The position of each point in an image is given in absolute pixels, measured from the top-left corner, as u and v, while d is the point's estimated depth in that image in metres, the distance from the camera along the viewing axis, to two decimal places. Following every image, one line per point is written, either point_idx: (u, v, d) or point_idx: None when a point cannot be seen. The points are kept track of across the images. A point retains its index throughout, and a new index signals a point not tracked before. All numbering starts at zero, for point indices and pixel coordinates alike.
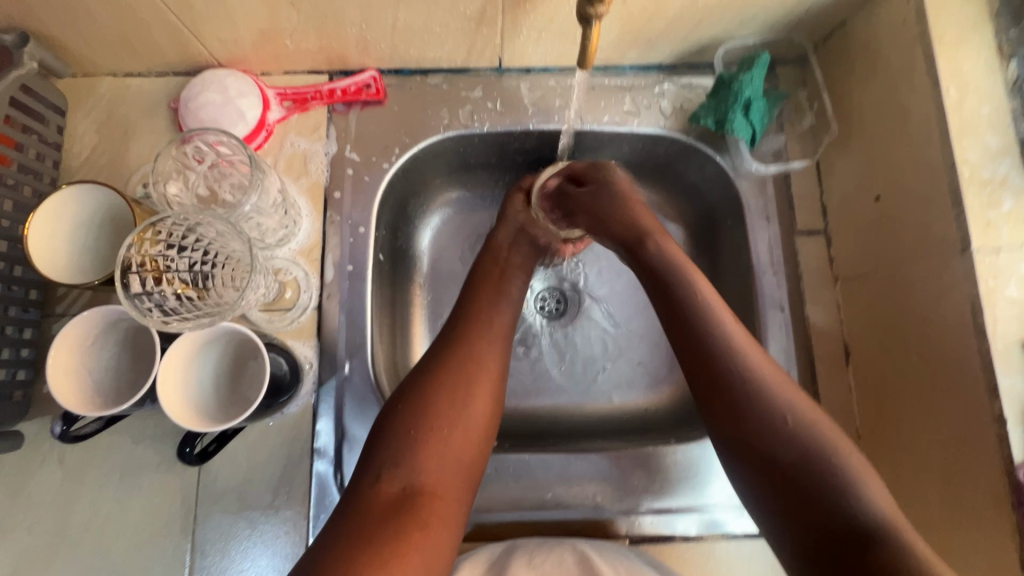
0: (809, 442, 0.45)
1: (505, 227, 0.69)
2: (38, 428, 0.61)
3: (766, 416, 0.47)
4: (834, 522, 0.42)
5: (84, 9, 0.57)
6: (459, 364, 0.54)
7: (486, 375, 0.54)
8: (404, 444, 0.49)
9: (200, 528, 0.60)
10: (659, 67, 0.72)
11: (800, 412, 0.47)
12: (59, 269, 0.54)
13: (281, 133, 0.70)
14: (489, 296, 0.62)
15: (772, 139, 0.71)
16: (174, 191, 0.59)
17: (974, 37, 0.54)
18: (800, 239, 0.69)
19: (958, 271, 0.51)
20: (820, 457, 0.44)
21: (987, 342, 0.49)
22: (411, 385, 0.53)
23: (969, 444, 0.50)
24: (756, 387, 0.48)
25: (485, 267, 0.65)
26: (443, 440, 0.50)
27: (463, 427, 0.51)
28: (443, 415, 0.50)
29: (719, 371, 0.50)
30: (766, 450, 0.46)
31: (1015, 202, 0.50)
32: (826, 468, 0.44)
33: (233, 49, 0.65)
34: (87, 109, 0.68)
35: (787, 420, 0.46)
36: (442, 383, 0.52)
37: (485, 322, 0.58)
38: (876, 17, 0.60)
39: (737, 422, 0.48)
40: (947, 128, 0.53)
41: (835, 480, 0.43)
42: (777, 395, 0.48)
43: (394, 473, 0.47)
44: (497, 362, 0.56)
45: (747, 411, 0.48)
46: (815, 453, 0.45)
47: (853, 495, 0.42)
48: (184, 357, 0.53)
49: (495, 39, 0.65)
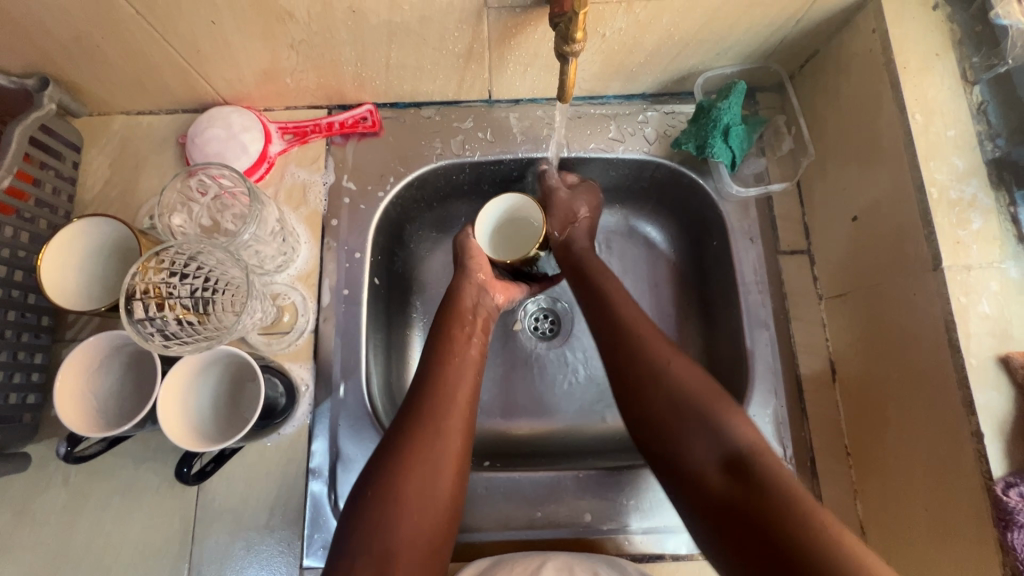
0: (691, 386, 0.54)
1: (467, 284, 0.68)
2: (44, 450, 0.63)
3: (648, 371, 0.56)
4: (708, 445, 0.51)
5: (100, 55, 0.61)
6: (426, 448, 0.54)
7: (451, 453, 0.55)
8: (377, 530, 0.49)
9: (198, 549, 0.62)
10: (642, 96, 0.75)
11: (686, 362, 0.57)
12: (58, 287, 0.57)
13: (282, 165, 0.73)
14: (454, 367, 0.61)
15: (752, 162, 0.73)
16: (178, 221, 0.62)
17: (936, 64, 0.56)
18: (784, 258, 0.71)
19: (931, 288, 0.52)
20: (700, 394, 0.54)
21: (962, 358, 0.50)
22: (374, 468, 0.53)
23: (951, 477, 0.51)
24: (653, 353, 0.57)
25: (450, 333, 0.64)
26: (413, 525, 0.50)
27: (432, 513, 0.52)
28: (411, 502, 0.51)
29: (635, 346, 0.58)
30: (656, 397, 0.55)
31: (983, 222, 0.52)
32: (703, 402, 0.53)
33: (238, 87, 0.69)
34: (100, 146, 0.73)
35: (673, 373, 0.56)
36: (408, 469, 0.52)
37: (451, 399, 0.58)
38: (845, 46, 0.63)
39: (634, 379, 0.57)
40: (915, 151, 0.55)
41: (707, 411, 0.52)
42: (666, 354, 0.57)
43: (366, 561, 0.48)
44: (462, 438, 0.56)
45: (642, 367, 0.57)
46: (693, 393, 0.54)
47: (724, 418, 0.52)
48: (181, 382, 0.55)
49: (484, 73, 0.69)
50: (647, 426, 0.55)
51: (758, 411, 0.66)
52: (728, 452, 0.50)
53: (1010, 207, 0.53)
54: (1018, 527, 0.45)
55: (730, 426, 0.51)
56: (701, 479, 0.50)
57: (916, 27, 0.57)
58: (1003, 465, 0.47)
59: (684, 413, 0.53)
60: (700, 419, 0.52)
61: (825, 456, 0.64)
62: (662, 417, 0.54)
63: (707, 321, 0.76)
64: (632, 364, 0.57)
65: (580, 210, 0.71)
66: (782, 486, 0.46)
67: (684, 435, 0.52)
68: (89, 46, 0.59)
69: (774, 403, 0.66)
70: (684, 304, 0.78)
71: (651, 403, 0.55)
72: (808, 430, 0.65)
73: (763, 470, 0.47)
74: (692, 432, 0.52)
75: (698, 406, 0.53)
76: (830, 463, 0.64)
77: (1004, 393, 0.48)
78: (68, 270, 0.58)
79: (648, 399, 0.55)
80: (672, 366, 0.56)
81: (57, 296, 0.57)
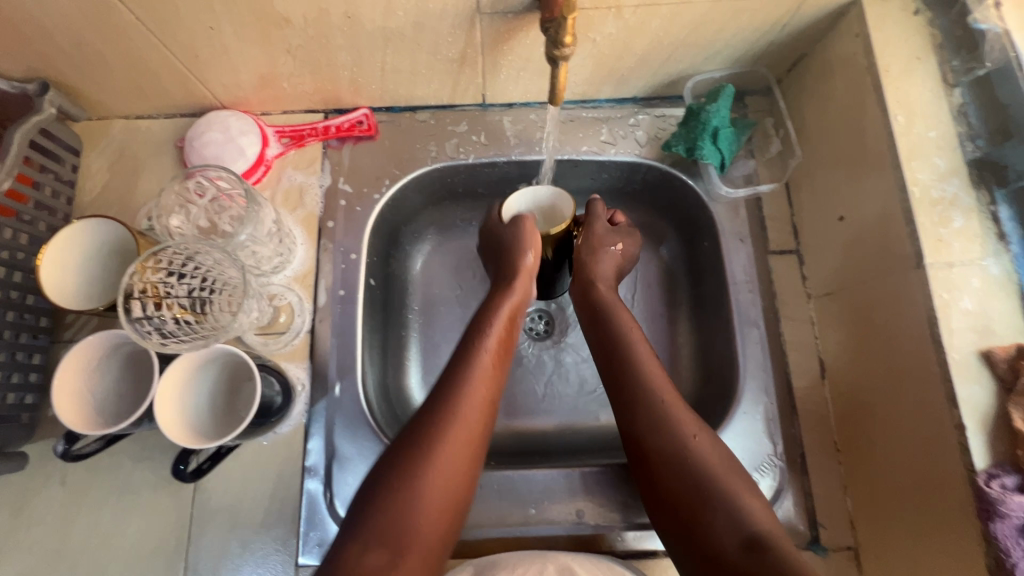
0: (714, 462, 0.53)
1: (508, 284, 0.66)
2: (41, 450, 0.64)
3: (668, 443, 0.54)
4: (726, 526, 0.48)
5: (99, 60, 0.62)
6: (448, 442, 0.52)
7: (469, 447, 0.53)
8: (392, 519, 0.48)
9: (194, 547, 0.62)
10: (634, 99, 0.76)
11: (712, 436, 0.55)
12: (57, 288, 0.58)
13: (279, 168, 0.74)
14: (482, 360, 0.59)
15: (742, 164, 0.75)
16: (176, 223, 0.64)
17: (918, 68, 0.58)
18: (773, 258, 0.72)
19: (915, 285, 0.54)
20: (721, 472, 0.52)
21: (944, 353, 0.51)
22: (395, 451, 0.52)
23: (938, 472, 0.51)
24: (675, 418, 0.56)
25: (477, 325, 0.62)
26: (428, 519, 0.50)
27: (446, 508, 0.51)
28: (428, 496, 0.50)
29: (658, 413, 0.56)
30: (674, 468, 0.53)
31: (964, 220, 0.53)
32: (723, 481, 0.51)
33: (235, 92, 0.70)
34: (99, 150, 0.74)
35: (698, 446, 0.54)
36: (428, 462, 0.51)
37: (475, 390, 0.56)
38: (830, 50, 0.65)
39: (654, 448, 0.55)
40: (898, 152, 0.56)
41: (728, 493, 0.50)
42: (690, 422, 0.55)
43: (379, 550, 0.47)
44: (480, 432, 0.55)
45: (664, 438, 0.55)
46: (714, 469, 0.52)
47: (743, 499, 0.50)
48: (181, 378, 0.56)
49: (477, 78, 0.70)
50: (664, 499, 0.53)
51: (749, 409, 0.66)
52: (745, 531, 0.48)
53: (990, 206, 0.54)
54: (1000, 517, 0.45)
55: (750, 510, 0.49)
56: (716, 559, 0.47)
57: (898, 32, 0.59)
58: (986, 457, 0.48)
59: (703, 489, 0.51)
60: (721, 496, 0.50)
61: (815, 452, 0.65)
62: (685, 493, 0.52)
63: (699, 321, 0.77)
64: (654, 432, 0.55)
65: (613, 245, 0.71)
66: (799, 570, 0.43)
67: (702, 512, 0.50)
68: (88, 51, 0.61)
69: (765, 400, 0.67)
70: (677, 304, 0.79)
71: (669, 474, 0.53)
72: (797, 427, 0.66)
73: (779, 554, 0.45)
74: (709, 509, 0.50)
75: (717, 485, 0.51)
76: (820, 459, 0.65)
77: (985, 386, 0.49)
78: (66, 272, 0.59)
79: (666, 473, 0.53)
80: (695, 440, 0.54)
81: (56, 298, 0.58)
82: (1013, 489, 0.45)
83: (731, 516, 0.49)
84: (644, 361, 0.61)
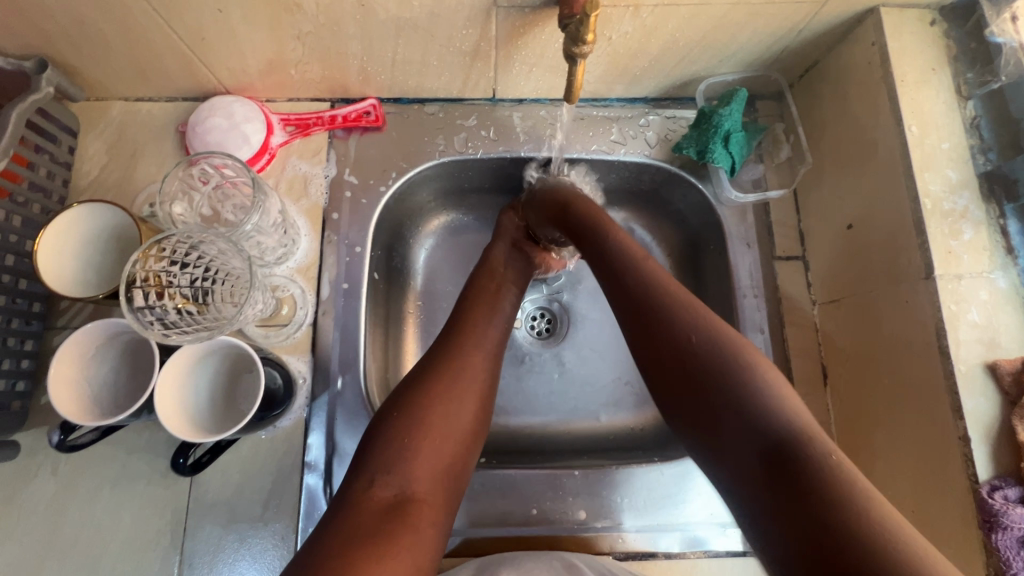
0: (724, 358, 0.48)
1: (499, 243, 0.71)
2: (32, 439, 0.62)
3: (666, 337, 0.51)
4: (739, 419, 0.45)
5: (101, 40, 0.60)
6: (453, 377, 0.56)
7: (476, 382, 0.57)
8: (398, 451, 0.50)
9: (189, 540, 0.61)
10: (645, 99, 0.76)
11: (720, 341, 0.49)
12: (48, 268, 0.56)
13: (283, 157, 0.73)
14: (486, 310, 0.64)
15: (751, 168, 0.74)
16: (179, 211, 0.62)
17: (932, 79, 0.58)
18: (779, 264, 0.72)
19: (924, 296, 0.54)
20: (746, 385, 0.46)
21: (952, 364, 0.51)
22: (403, 393, 0.55)
23: (941, 479, 0.52)
24: (673, 312, 0.52)
25: (482, 283, 0.67)
26: (436, 450, 0.52)
27: (454, 441, 0.53)
28: (436, 427, 0.52)
29: (659, 318, 0.52)
30: (678, 365, 0.50)
31: (974, 232, 0.54)
32: (731, 371, 0.47)
33: (240, 77, 0.68)
34: (98, 131, 0.72)
35: (701, 336, 0.50)
36: (434, 392, 0.54)
37: (478, 336, 0.61)
38: (845, 58, 0.65)
39: (658, 347, 0.51)
40: (911, 163, 0.56)
41: (741, 388, 0.46)
42: (691, 317, 0.51)
43: (387, 480, 0.49)
44: (486, 375, 0.58)
45: (661, 334, 0.51)
46: (733, 378, 0.47)
47: (762, 407, 0.45)
48: (182, 369, 0.55)
49: (489, 72, 0.69)
50: (685, 405, 0.49)
51: None
52: (767, 445, 0.43)
53: (999, 219, 0.55)
54: (1002, 528, 0.46)
55: (762, 396, 0.45)
56: (745, 458, 0.44)
57: (914, 42, 0.59)
58: (987, 467, 0.49)
59: (718, 399, 0.47)
60: (741, 403, 0.46)
61: None
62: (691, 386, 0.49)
63: None
64: (655, 340, 0.51)
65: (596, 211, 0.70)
66: (841, 487, 0.38)
67: (723, 415, 0.46)
68: (90, 30, 0.59)
69: None
70: None
71: (682, 381, 0.49)
72: None
73: (813, 468, 0.40)
74: (731, 416, 0.46)
75: (722, 377, 0.47)
76: None
77: (990, 398, 0.50)
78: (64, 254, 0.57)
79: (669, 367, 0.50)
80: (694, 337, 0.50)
81: (53, 277, 0.56)
82: (1015, 501, 0.46)
83: (743, 414, 0.45)
84: (635, 255, 0.58)
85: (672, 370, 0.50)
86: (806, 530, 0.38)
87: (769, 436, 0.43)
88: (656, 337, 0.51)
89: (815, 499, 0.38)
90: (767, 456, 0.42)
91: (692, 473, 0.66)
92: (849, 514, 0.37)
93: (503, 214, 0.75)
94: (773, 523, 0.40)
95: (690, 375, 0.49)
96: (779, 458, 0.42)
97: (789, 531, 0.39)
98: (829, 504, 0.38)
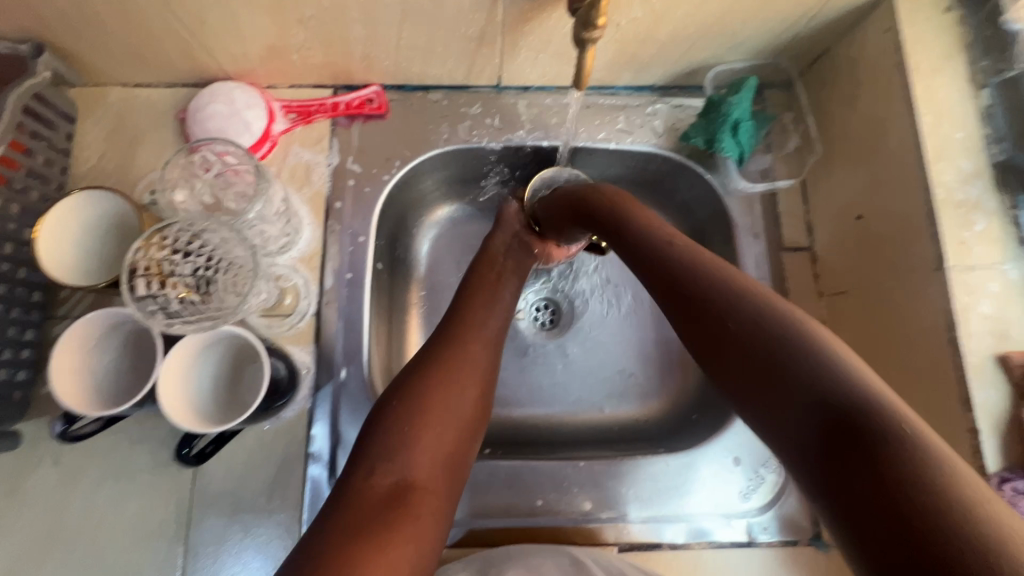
0: (768, 314, 0.40)
1: (502, 233, 0.71)
2: (34, 429, 0.62)
3: (705, 295, 0.44)
4: (802, 380, 0.36)
5: (99, 23, 0.59)
6: (452, 365, 0.55)
7: (476, 370, 0.56)
8: (399, 439, 0.50)
9: (194, 530, 0.61)
10: (652, 88, 0.75)
11: (765, 301, 0.41)
12: (47, 255, 0.55)
13: (285, 145, 0.72)
14: (486, 299, 0.63)
15: (759, 158, 0.73)
16: (180, 198, 0.61)
17: (947, 67, 0.57)
18: (787, 255, 0.71)
19: (935, 288, 0.53)
20: (805, 345, 0.37)
21: (962, 356, 0.51)
22: (406, 381, 0.54)
23: None
24: (711, 276, 0.45)
25: (483, 273, 0.67)
26: (437, 437, 0.51)
27: (454, 429, 0.52)
28: (436, 414, 0.52)
29: (707, 284, 0.44)
30: (718, 323, 0.42)
31: (987, 223, 0.53)
32: (780, 327, 0.39)
33: (241, 63, 0.67)
34: (96, 118, 0.70)
35: (745, 295, 0.42)
36: (435, 380, 0.54)
37: (479, 325, 0.60)
38: (857, 45, 0.63)
39: (699, 314, 0.44)
40: (924, 152, 0.55)
41: (805, 347, 0.37)
42: (733, 282, 0.44)
43: (387, 467, 0.48)
44: (487, 362, 0.58)
45: (706, 297, 0.44)
46: (788, 341, 0.38)
47: (812, 364, 0.36)
48: (185, 358, 0.54)
49: (494, 58, 0.68)
50: (732, 371, 0.40)
51: None
52: (824, 406, 0.34)
53: (1013, 210, 0.54)
54: None
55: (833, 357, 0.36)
56: (815, 433, 0.34)
57: (928, 28, 0.58)
58: (997, 460, 0.49)
59: (763, 358, 0.38)
60: (791, 361, 0.37)
61: None
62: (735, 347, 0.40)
63: None
64: (701, 304, 0.44)
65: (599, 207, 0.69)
66: (925, 470, 0.29)
67: (764, 375, 0.38)
68: (88, 13, 0.57)
69: None
70: None
71: (725, 347, 0.41)
72: None
73: (894, 443, 0.30)
74: (786, 382, 0.36)
75: (770, 334, 0.39)
76: None
77: (1001, 390, 0.50)
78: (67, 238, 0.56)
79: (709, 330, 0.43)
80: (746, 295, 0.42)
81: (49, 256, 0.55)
82: None
83: (814, 368, 0.35)
84: (665, 234, 0.52)
85: (709, 333, 0.43)
86: (875, 510, 0.29)
87: (825, 401, 0.34)
88: (694, 304, 0.44)
89: (882, 474, 0.30)
90: (822, 422, 0.34)
91: (697, 465, 0.66)
92: (933, 491, 0.28)
93: (506, 203, 0.74)
94: (832, 501, 0.32)
95: (730, 334, 0.41)
96: (837, 425, 0.33)
97: (847, 506, 0.31)
98: (901, 475, 0.29)
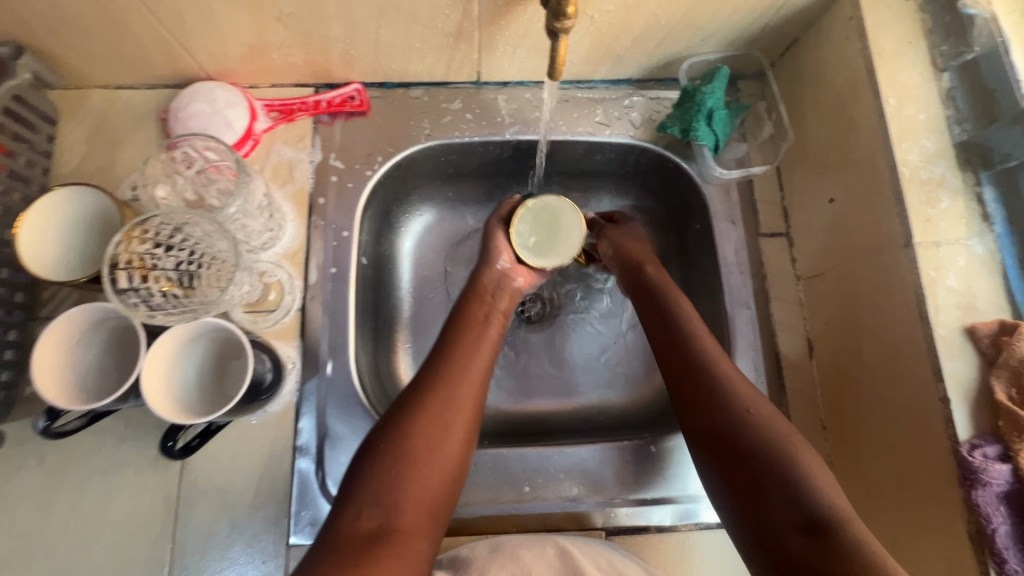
0: (742, 404, 0.53)
1: (489, 270, 0.69)
2: (18, 429, 0.61)
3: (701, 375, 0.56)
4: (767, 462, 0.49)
5: (79, 25, 0.59)
6: (438, 410, 0.55)
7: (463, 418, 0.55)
8: (382, 484, 0.50)
9: (181, 527, 0.61)
10: (629, 80, 0.76)
11: (740, 393, 0.54)
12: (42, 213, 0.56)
13: (268, 143, 0.72)
14: (472, 338, 0.62)
15: (735, 147, 0.75)
16: (162, 194, 0.62)
17: (909, 52, 0.59)
18: (764, 240, 0.72)
19: (903, 264, 0.55)
20: (805, 477, 0.47)
21: (931, 328, 0.52)
22: (390, 424, 0.54)
23: (923, 441, 0.53)
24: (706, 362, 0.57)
25: (469, 310, 0.66)
26: (422, 480, 0.51)
27: (440, 475, 0.53)
28: (423, 460, 0.52)
29: (696, 374, 0.56)
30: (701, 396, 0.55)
31: (951, 201, 0.55)
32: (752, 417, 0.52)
33: (222, 62, 0.68)
34: (78, 120, 0.71)
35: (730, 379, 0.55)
36: (420, 424, 0.54)
37: (466, 363, 0.60)
38: (824, 35, 0.65)
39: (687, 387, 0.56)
40: (889, 133, 0.57)
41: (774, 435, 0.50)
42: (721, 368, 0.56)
43: (373, 510, 0.49)
44: (475, 401, 0.57)
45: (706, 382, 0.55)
46: (788, 466, 0.48)
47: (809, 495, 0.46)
48: (169, 351, 0.54)
49: (473, 54, 0.69)
50: (713, 446, 0.52)
51: None
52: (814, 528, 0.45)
53: (975, 187, 0.56)
54: (981, 485, 0.48)
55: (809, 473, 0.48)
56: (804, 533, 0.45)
57: (890, 16, 0.60)
58: (968, 428, 0.50)
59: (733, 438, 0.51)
60: (784, 464, 0.48)
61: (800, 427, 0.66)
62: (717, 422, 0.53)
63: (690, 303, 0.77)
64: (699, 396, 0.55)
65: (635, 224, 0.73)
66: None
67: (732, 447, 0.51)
68: (68, 16, 0.58)
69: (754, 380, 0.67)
70: None
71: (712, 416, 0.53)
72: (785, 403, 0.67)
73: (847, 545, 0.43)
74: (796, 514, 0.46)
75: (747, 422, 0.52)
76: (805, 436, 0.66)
77: (968, 360, 0.51)
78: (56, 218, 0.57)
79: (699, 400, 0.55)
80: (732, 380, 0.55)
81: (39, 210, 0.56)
82: (994, 458, 0.48)
83: (803, 481, 0.47)
84: (678, 312, 0.62)
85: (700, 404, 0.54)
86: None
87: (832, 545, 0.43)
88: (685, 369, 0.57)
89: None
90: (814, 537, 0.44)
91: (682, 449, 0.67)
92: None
93: (491, 228, 0.71)
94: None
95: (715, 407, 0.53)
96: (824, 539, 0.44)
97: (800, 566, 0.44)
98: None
